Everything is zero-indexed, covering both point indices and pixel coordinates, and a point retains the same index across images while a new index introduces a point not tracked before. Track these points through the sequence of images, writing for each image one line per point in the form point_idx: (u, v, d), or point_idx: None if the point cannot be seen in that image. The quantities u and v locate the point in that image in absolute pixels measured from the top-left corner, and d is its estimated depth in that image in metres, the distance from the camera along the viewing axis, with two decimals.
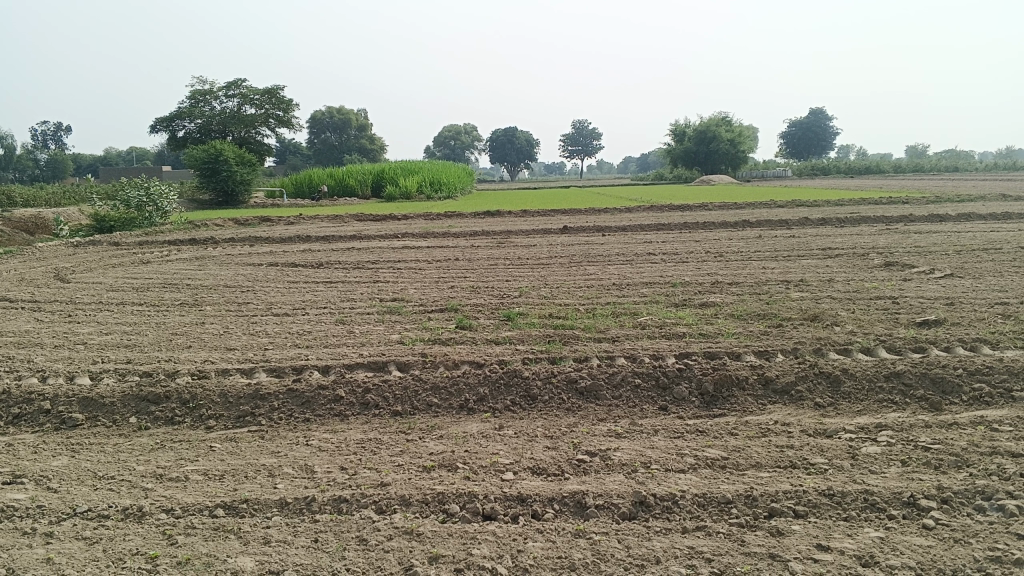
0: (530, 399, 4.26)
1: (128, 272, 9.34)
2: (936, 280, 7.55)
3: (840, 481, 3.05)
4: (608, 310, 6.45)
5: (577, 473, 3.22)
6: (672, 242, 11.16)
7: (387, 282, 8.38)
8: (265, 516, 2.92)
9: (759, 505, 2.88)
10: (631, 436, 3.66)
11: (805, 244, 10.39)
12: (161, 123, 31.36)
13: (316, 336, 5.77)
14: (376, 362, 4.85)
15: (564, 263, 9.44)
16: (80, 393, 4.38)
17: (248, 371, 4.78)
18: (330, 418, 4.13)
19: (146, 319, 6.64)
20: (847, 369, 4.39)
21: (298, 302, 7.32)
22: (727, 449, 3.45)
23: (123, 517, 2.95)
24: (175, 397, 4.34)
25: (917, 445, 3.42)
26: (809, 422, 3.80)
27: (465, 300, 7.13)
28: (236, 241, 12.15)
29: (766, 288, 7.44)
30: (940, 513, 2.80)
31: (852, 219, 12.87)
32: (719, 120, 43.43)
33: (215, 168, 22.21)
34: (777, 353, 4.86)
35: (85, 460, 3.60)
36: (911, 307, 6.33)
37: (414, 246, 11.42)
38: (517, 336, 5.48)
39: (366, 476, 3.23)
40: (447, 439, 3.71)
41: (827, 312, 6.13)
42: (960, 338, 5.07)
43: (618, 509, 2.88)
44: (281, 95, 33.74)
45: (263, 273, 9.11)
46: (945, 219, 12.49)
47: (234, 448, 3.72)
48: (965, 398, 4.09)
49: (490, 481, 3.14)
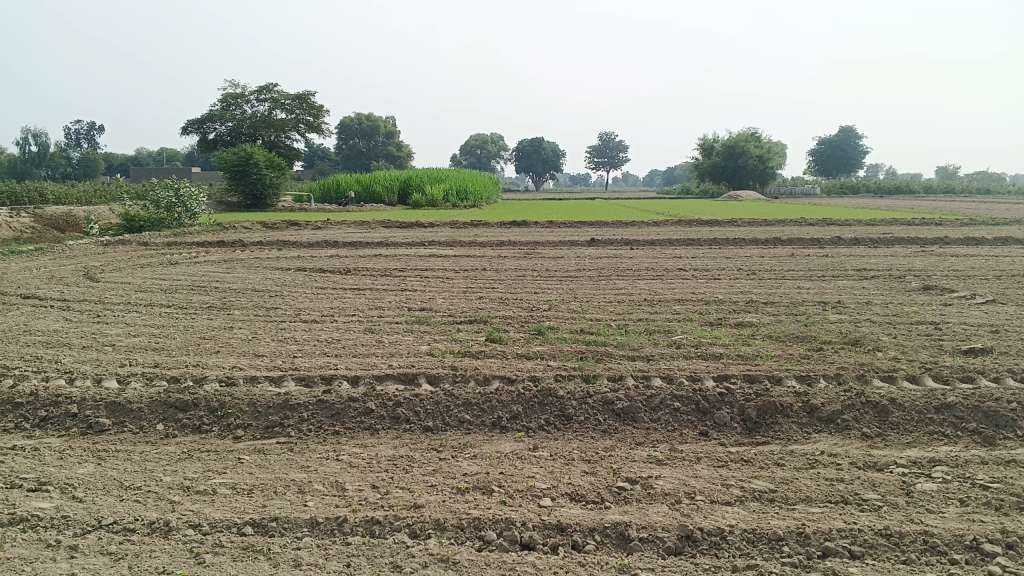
0: (565, 419, 4.14)
1: (156, 273, 9.33)
2: (978, 306, 7.35)
3: (897, 521, 2.90)
4: (641, 327, 6.30)
5: (618, 502, 3.09)
6: (703, 258, 10.99)
7: (416, 291, 8.30)
8: (295, 536, 2.82)
9: (812, 544, 2.74)
10: (673, 463, 3.53)
11: (839, 264, 10.20)
12: (193, 125, 31.63)
13: (345, 344, 5.69)
14: (405, 374, 4.74)
15: (593, 277, 9.30)
16: (108, 397, 4.31)
17: (276, 380, 4.69)
18: (360, 431, 4.04)
19: (174, 322, 6.59)
20: (894, 399, 4.22)
21: (326, 309, 7.25)
22: (774, 481, 3.31)
23: (149, 532, 2.86)
24: (202, 404, 4.26)
25: (975, 483, 3.25)
26: (858, 454, 3.65)
27: (494, 312, 7.03)
28: (264, 244, 12.12)
29: (802, 309, 7.27)
30: (1007, 559, 2.63)
31: (885, 240, 12.62)
32: (747, 135, 43.03)
33: (245, 171, 22.32)
34: (819, 379, 4.69)
35: (112, 468, 3.52)
36: (955, 334, 6.13)
37: (442, 254, 11.35)
38: (549, 351, 5.35)
39: (399, 497, 3.12)
40: (481, 459, 3.59)
41: (867, 336, 5.95)
42: (1009, 369, 4.88)
43: (663, 543, 2.75)
44: (312, 101, 33.94)
45: (291, 278, 9.06)
46: (981, 242, 12.23)
47: (263, 460, 3.63)
48: (1020, 433, 3.91)
49: (528, 507, 3.02)
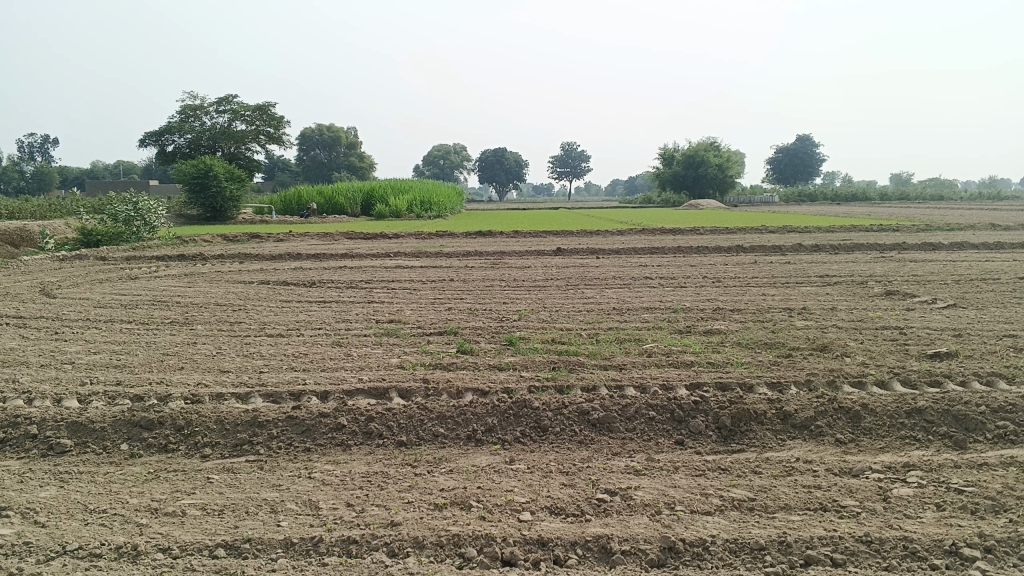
0: (540, 431, 4.10)
1: (115, 289, 9.11)
2: (940, 311, 7.47)
3: (876, 527, 2.90)
4: (611, 336, 6.29)
5: (598, 514, 3.07)
6: (668, 266, 11.05)
7: (383, 303, 8.21)
8: (269, 558, 2.74)
9: (794, 553, 2.73)
10: (650, 473, 3.51)
11: (802, 271, 10.31)
12: (150, 137, 31.09)
13: (312, 358, 5.59)
14: (376, 388, 4.67)
15: (561, 286, 9.29)
16: (69, 417, 4.18)
17: (244, 396, 4.59)
18: (331, 448, 3.96)
19: (136, 338, 6.43)
20: (867, 404, 4.24)
21: (292, 322, 7.13)
22: (752, 489, 3.31)
23: (116, 557, 2.76)
24: (168, 423, 4.14)
25: (950, 487, 3.27)
26: (833, 460, 3.66)
27: (464, 323, 6.97)
28: (225, 257, 11.93)
29: (769, 315, 7.33)
30: (986, 564, 2.65)
31: (845, 246, 12.80)
32: (707, 145, 43.57)
33: (205, 183, 22.00)
34: (790, 385, 4.72)
35: (75, 491, 3.40)
36: (919, 338, 6.21)
37: (407, 265, 11.28)
38: (521, 362, 5.31)
39: (375, 514, 3.06)
40: (457, 474, 3.54)
41: (835, 342, 6.00)
42: (974, 373, 4.94)
43: (645, 555, 2.72)
44: (272, 112, 33.61)
45: (254, 291, 8.92)
46: (938, 247, 12.46)
47: (233, 480, 3.54)
48: (989, 436, 3.96)
49: (508, 522, 2.98)
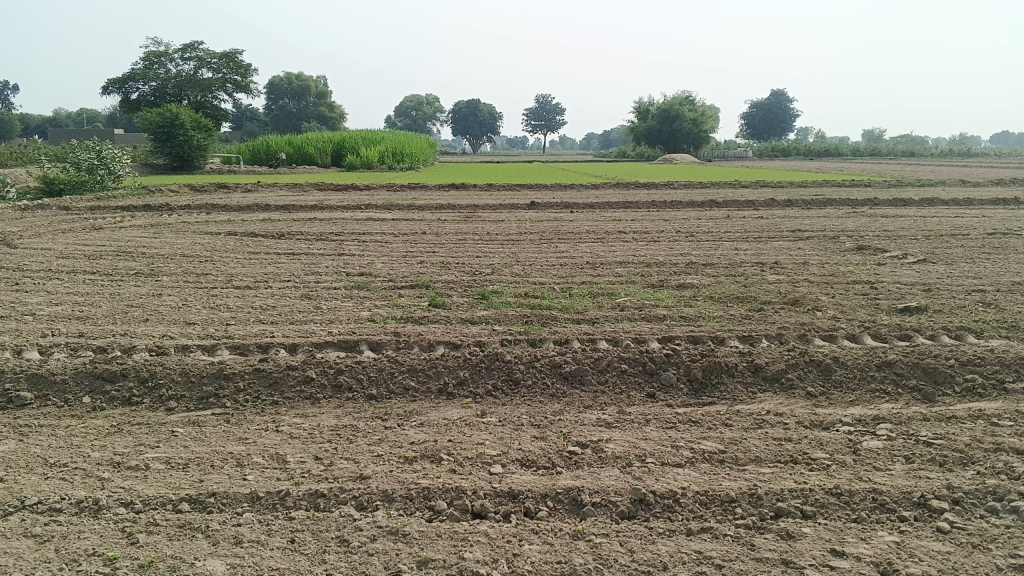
0: (512, 383, 4.06)
1: (79, 239, 8.90)
2: (910, 266, 7.50)
3: (846, 479, 2.91)
4: (584, 290, 6.25)
5: (569, 466, 3.05)
6: (641, 221, 10.98)
7: (354, 256, 8.09)
8: (235, 512, 2.69)
9: (764, 505, 2.73)
10: (622, 426, 3.50)
11: (774, 226, 10.30)
12: (114, 84, 30.20)
13: (281, 311, 5.50)
14: (346, 341, 4.61)
15: (534, 240, 9.21)
16: (29, 369, 4.07)
17: (210, 348, 4.50)
18: (300, 401, 3.90)
19: (100, 290, 6.28)
20: (838, 357, 4.25)
21: (260, 275, 7.00)
22: (723, 441, 3.30)
23: (77, 512, 2.69)
24: (132, 375, 4.05)
25: (919, 440, 3.29)
26: (803, 413, 3.66)
27: (435, 277, 6.88)
28: (193, 208, 11.68)
29: (741, 270, 7.31)
30: (953, 515, 2.67)
31: (818, 201, 12.82)
32: (682, 99, 43.29)
33: (171, 132, 21.48)
34: (761, 339, 4.72)
35: (35, 445, 3.32)
36: (890, 293, 6.23)
37: (379, 217, 11.12)
38: (494, 315, 5.26)
39: (343, 468, 3.01)
40: (428, 428, 3.49)
41: (806, 296, 6.00)
42: (944, 326, 4.98)
43: (616, 507, 2.71)
44: (239, 60, 32.83)
45: (221, 243, 8.73)
46: (909, 203, 12.50)
47: (198, 433, 3.47)
48: (957, 390, 3.99)
49: (479, 475, 2.95)
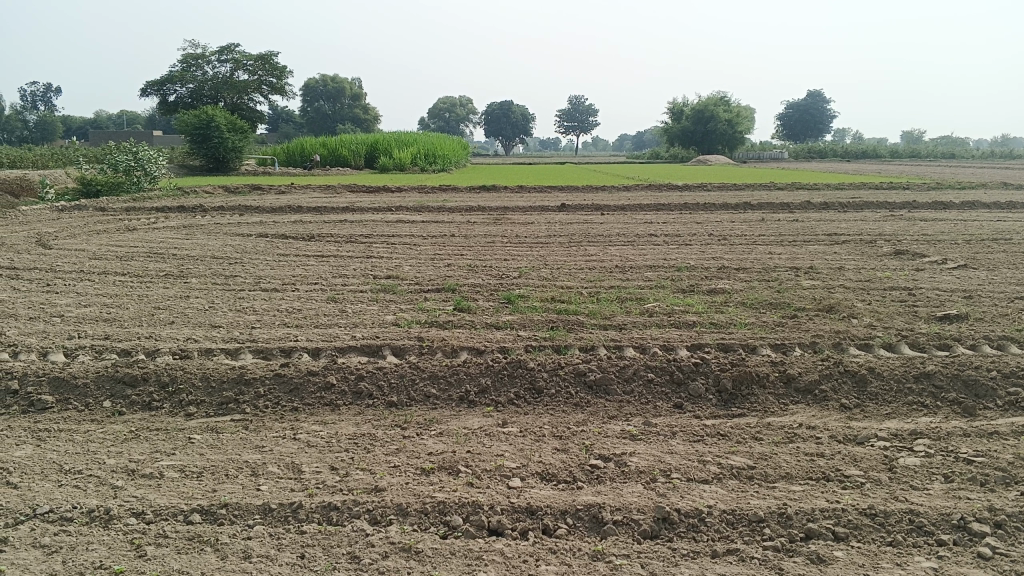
0: (535, 392, 3.97)
1: (113, 240, 8.97)
2: (950, 271, 7.27)
3: (881, 499, 2.77)
4: (613, 295, 6.13)
5: (591, 481, 2.95)
6: (673, 223, 10.82)
7: (381, 258, 8.05)
8: (246, 524, 2.63)
9: (794, 526, 2.61)
10: (647, 438, 3.39)
11: (809, 229, 10.08)
12: (152, 86, 30.59)
13: (306, 314, 5.46)
14: (369, 346, 4.54)
15: (564, 243, 9.10)
16: (51, 372, 4.06)
17: (233, 352, 4.47)
18: (320, 408, 3.84)
19: (129, 291, 6.28)
20: (873, 368, 4.10)
21: (288, 277, 6.97)
22: (752, 456, 3.18)
23: (87, 521, 2.65)
24: (152, 379, 4.02)
25: (958, 457, 3.14)
26: (836, 426, 3.53)
27: (463, 280, 6.81)
28: (225, 209, 11.73)
29: (775, 275, 7.15)
30: (996, 540, 2.53)
31: (854, 204, 12.54)
32: (717, 100, 42.84)
33: (206, 134, 21.68)
34: (794, 347, 4.57)
35: (52, 451, 3.29)
36: (929, 300, 6.03)
37: (409, 219, 11.09)
38: (519, 321, 5.17)
39: (359, 479, 2.94)
40: (447, 437, 3.41)
41: (842, 303, 5.82)
42: (986, 336, 4.78)
43: (638, 526, 2.60)
44: (274, 62, 33.08)
45: (251, 244, 8.75)
46: (949, 206, 12.18)
47: (215, 440, 3.42)
48: (1000, 403, 3.82)
49: (497, 489, 2.86)
